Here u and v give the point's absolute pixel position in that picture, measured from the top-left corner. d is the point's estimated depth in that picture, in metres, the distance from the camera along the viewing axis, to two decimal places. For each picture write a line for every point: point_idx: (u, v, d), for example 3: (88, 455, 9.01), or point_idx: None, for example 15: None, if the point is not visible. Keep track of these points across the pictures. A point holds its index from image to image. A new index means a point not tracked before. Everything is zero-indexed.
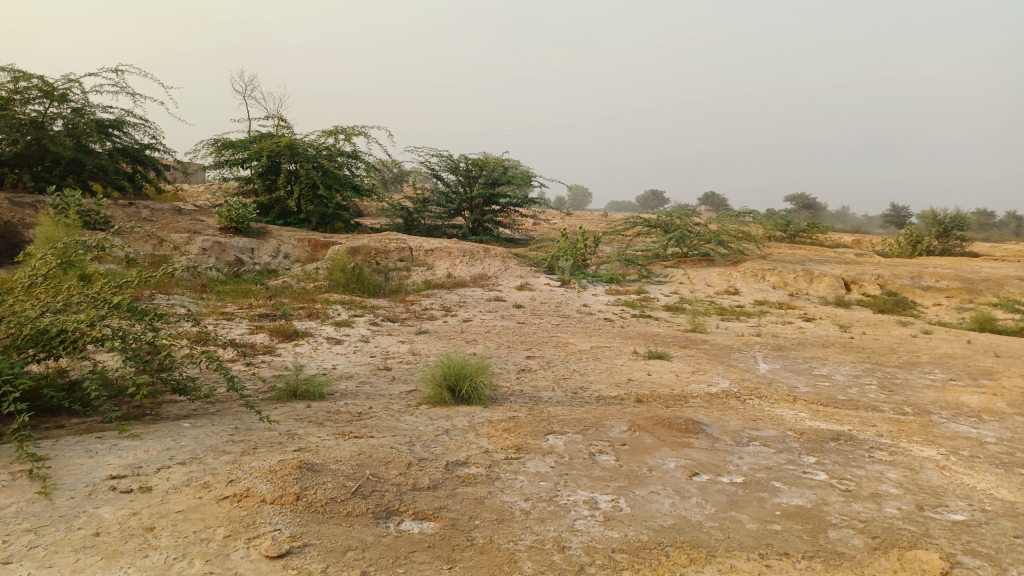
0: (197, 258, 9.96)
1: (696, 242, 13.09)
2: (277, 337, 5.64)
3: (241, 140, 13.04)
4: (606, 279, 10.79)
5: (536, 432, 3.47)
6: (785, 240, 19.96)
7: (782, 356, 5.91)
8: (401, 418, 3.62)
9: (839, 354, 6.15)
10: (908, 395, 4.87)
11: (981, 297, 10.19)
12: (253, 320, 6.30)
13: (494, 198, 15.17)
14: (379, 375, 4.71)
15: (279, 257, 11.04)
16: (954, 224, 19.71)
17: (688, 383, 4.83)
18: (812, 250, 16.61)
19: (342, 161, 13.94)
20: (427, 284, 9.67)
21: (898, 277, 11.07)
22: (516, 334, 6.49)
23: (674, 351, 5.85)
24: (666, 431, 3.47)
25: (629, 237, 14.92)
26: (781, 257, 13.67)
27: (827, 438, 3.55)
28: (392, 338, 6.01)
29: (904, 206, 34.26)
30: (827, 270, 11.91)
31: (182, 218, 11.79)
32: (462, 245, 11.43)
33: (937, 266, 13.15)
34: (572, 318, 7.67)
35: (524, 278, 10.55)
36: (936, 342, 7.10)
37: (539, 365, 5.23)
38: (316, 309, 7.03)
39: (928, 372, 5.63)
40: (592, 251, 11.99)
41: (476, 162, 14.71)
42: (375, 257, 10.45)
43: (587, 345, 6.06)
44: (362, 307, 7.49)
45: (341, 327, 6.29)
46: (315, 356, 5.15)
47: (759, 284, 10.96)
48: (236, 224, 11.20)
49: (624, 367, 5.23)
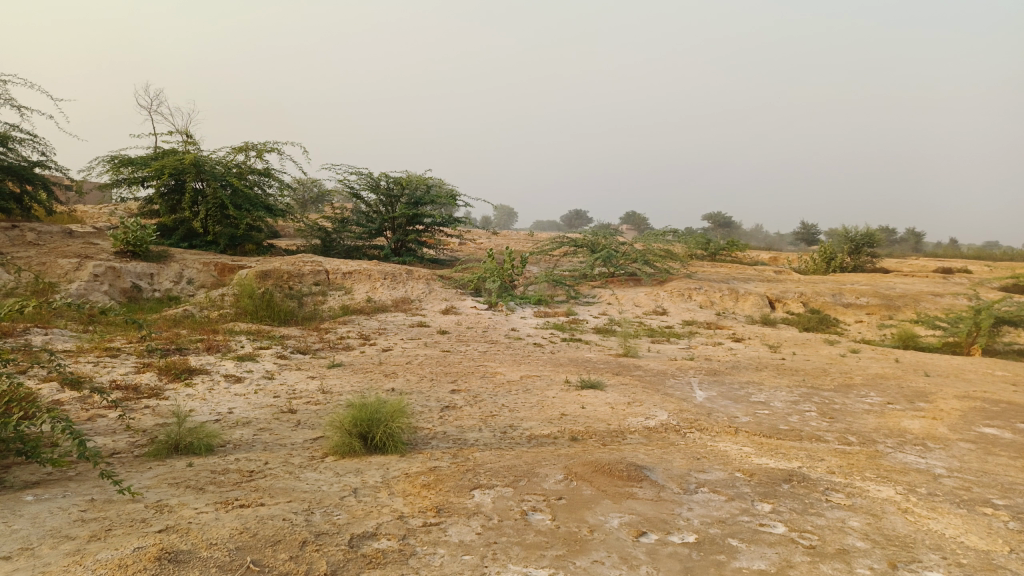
0: (87, 286, 9.07)
1: (622, 261, 12.94)
2: (167, 377, 5.00)
3: (141, 157, 12.14)
4: (534, 301, 10.46)
5: (459, 486, 3.01)
6: (706, 259, 20.20)
7: (717, 381, 5.65)
8: (301, 475, 3.11)
9: (774, 377, 5.95)
10: (850, 422, 4.66)
11: (900, 313, 10.36)
12: (142, 357, 5.61)
13: (416, 217, 14.66)
14: (281, 419, 4.16)
15: (182, 282, 10.23)
16: (864, 241, 20.34)
17: (624, 416, 4.48)
18: (734, 268, 16.79)
19: (254, 179, 13.19)
20: (344, 310, 9.08)
21: (820, 294, 11.16)
22: (439, 364, 6.03)
23: (607, 379, 5.51)
24: (607, 480, 3.07)
25: (556, 257, 14.67)
26: (706, 275, 13.68)
27: (780, 480, 3.23)
28: (301, 373, 5.45)
29: (813, 224, 35.56)
30: (752, 288, 11.93)
31: (73, 241, 10.80)
32: (382, 267, 10.89)
33: (854, 283, 13.41)
34: (499, 344, 7.25)
35: (449, 301, 10.08)
36: (866, 362, 7.03)
37: (464, 400, 4.78)
38: (216, 341, 6.37)
39: (864, 395, 5.48)
40: (519, 272, 11.65)
41: (398, 181, 14.20)
42: (287, 281, 9.84)
43: (516, 374, 5.65)
44: (269, 338, 6.86)
45: (242, 361, 5.68)
46: (209, 399, 4.56)
47: (686, 303, 10.84)
48: (134, 248, 10.33)
49: (556, 400, 4.84)
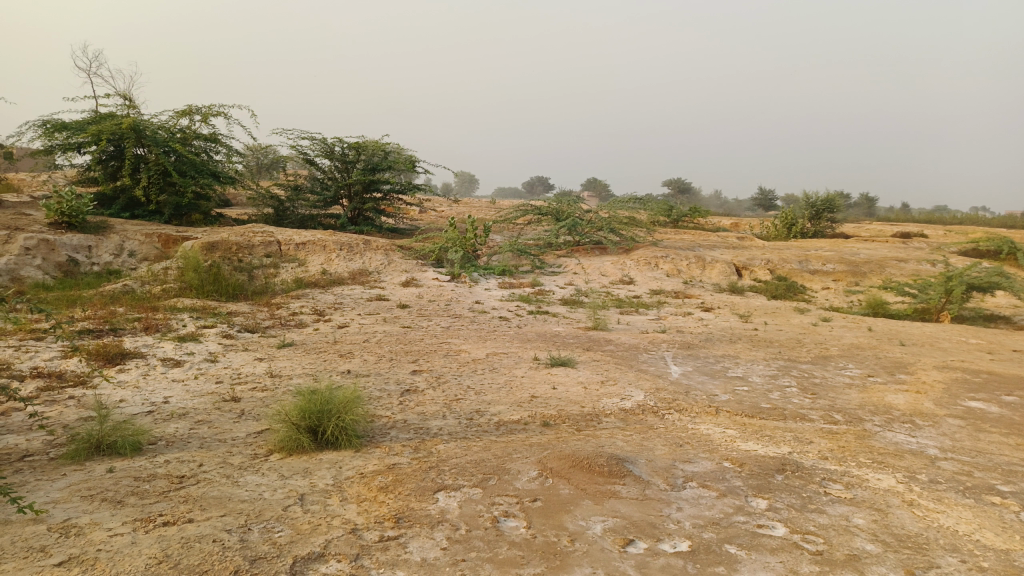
0: (17, 261, 8.40)
1: (587, 229, 12.64)
2: (97, 362, 4.53)
3: (75, 121, 11.33)
4: (498, 271, 10.09)
5: (421, 488, 2.67)
6: (668, 225, 20.08)
7: (692, 355, 5.39)
8: (240, 480, 2.73)
9: (749, 350, 5.73)
10: (833, 399, 4.44)
11: (866, 280, 10.28)
12: (70, 339, 5.11)
13: (374, 185, 14.12)
14: (222, 410, 3.77)
15: (123, 255, 9.61)
16: (825, 206, 20.39)
17: (598, 397, 4.17)
18: (698, 235, 16.64)
19: (199, 145, 12.49)
20: (298, 283, 8.60)
21: (787, 261, 11.03)
22: (399, 341, 5.66)
23: (578, 356, 5.20)
24: (586, 477, 2.76)
25: (519, 225, 14.30)
26: (672, 243, 13.47)
27: (772, 470, 2.96)
28: (247, 355, 5.02)
29: (771, 190, 35.79)
30: (718, 255, 11.75)
31: (2, 211, 10.04)
32: (338, 237, 10.40)
33: (818, 249, 13.35)
34: (462, 318, 6.90)
35: (410, 272, 9.66)
36: (839, 331, 6.87)
37: (426, 382, 4.43)
38: (156, 320, 5.88)
39: (843, 367, 5.28)
40: (482, 240, 11.26)
41: (353, 146, 13.59)
42: (236, 253, 9.31)
43: (482, 352, 5.31)
44: (215, 315, 6.39)
45: (183, 343, 5.23)
46: (142, 388, 4.12)
47: (653, 271, 10.61)
48: (69, 218, 9.66)
49: (525, 380, 4.51)
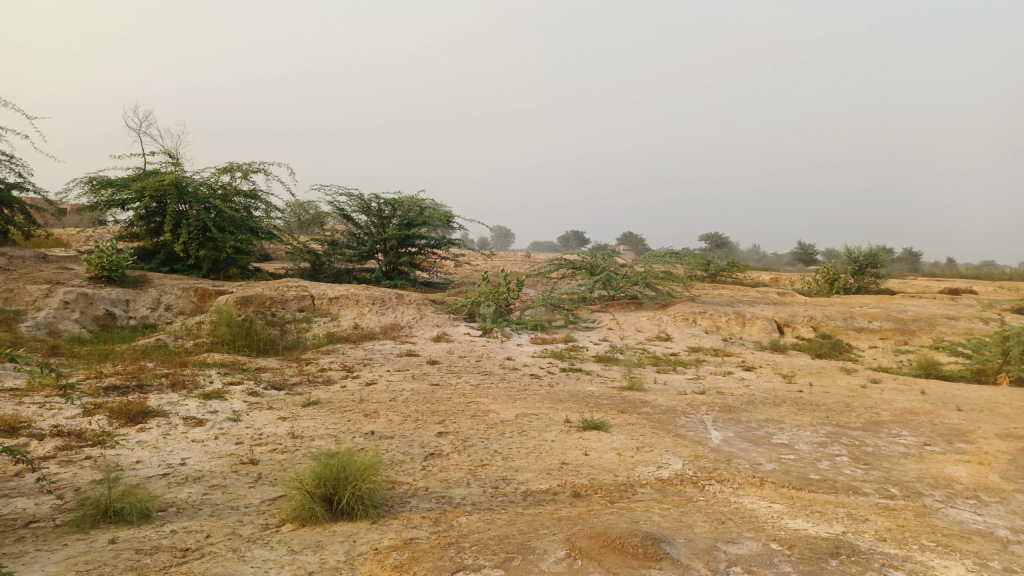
0: (56, 314, 8.50)
1: (623, 284, 12.45)
2: (118, 420, 4.45)
3: (120, 178, 11.66)
4: (531, 327, 9.92)
5: (438, 569, 2.46)
6: (706, 280, 19.77)
7: (733, 419, 5.11)
8: (246, 554, 2.55)
9: (794, 413, 5.42)
10: (887, 469, 4.12)
11: (915, 338, 9.85)
12: (96, 395, 5.05)
13: (409, 239, 14.18)
14: (239, 473, 3.62)
15: (159, 309, 9.70)
16: (868, 261, 19.88)
17: (633, 465, 3.92)
18: (736, 290, 16.30)
19: (239, 201, 12.73)
20: (329, 338, 8.54)
21: (830, 318, 10.65)
22: (426, 400, 5.49)
23: (612, 419, 4.96)
24: (618, 560, 2.53)
25: (553, 280, 14.18)
26: (710, 298, 13.17)
27: (825, 554, 2.69)
28: (271, 414, 4.90)
29: (810, 244, 35.25)
30: (758, 311, 11.42)
31: (46, 266, 10.26)
32: (371, 292, 10.37)
33: (862, 305, 12.92)
34: (492, 376, 6.71)
35: (442, 328, 9.55)
36: (889, 393, 6.50)
37: (451, 445, 4.23)
38: (183, 376, 5.82)
39: (896, 434, 4.94)
40: (515, 295, 11.13)
41: (389, 202, 13.72)
42: (269, 308, 9.33)
43: (512, 413, 5.11)
44: (243, 371, 6.32)
45: (208, 400, 5.14)
46: (160, 448, 4.01)
47: (691, 328, 10.33)
48: (109, 273, 9.82)
49: (556, 444, 4.29)
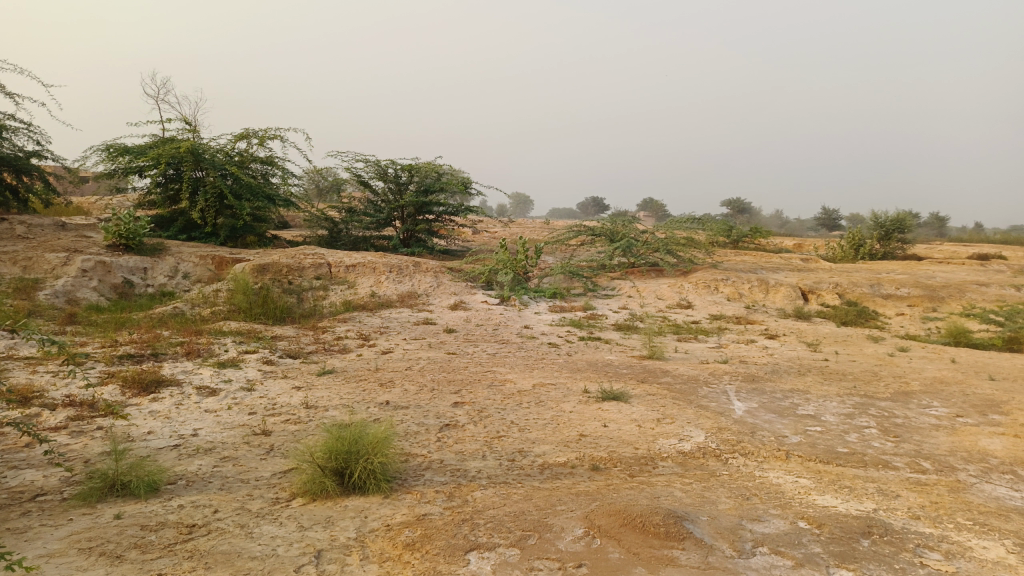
0: (75, 282, 8.51)
1: (643, 251, 12.24)
2: (132, 390, 4.40)
3: (136, 145, 11.60)
4: (549, 295, 9.79)
5: (451, 547, 2.37)
6: (728, 246, 19.47)
7: (757, 390, 4.97)
8: (254, 531, 2.48)
9: (820, 383, 5.26)
10: (919, 442, 3.96)
11: (944, 305, 9.58)
12: (111, 364, 5.02)
13: (426, 206, 14.04)
14: (250, 445, 3.56)
15: (177, 277, 9.68)
16: (895, 226, 19.42)
17: (653, 437, 3.81)
18: (759, 256, 16.01)
19: (255, 168, 12.64)
20: (346, 306, 8.47)
21: (857, 284, 10.39)
22: (442, 370, 5.39)
23: (632, 389, 4.84)
24: (637, 539, 2.42)
25: (572, 247, 13.99)
26: (732, 265, 12.93)
27: (856, 534, 2.56)
28: (285, 383, 4.83)
29: (834, 209, 34.63)
30: (782, 278, 11.18)
31: (65, 234, 10.27)
32: (388, 259, 10.28)
33: (889, 271, 12.61)
34: (510, 345, 6.61)
35: (459, 295, 9.45)
36: (918, 362, 6.30)
37: (467, 416, 4.14)
38: (198, 345, 5.78)
39: (927, 405, 4.77)
40: (533, 262, 10.98)
41: (406, 168, 13.55)
42: (286, 275, 9.27)
43: (529, 383, 5.00)
44: (258, 340, 6.27)
45: (222, 369, 5.09)
46: (173, 419, 3.96)
47: (713, 295, 10.13)
48: (127, 241, 9.80)
49: (574, 416, 4.18)
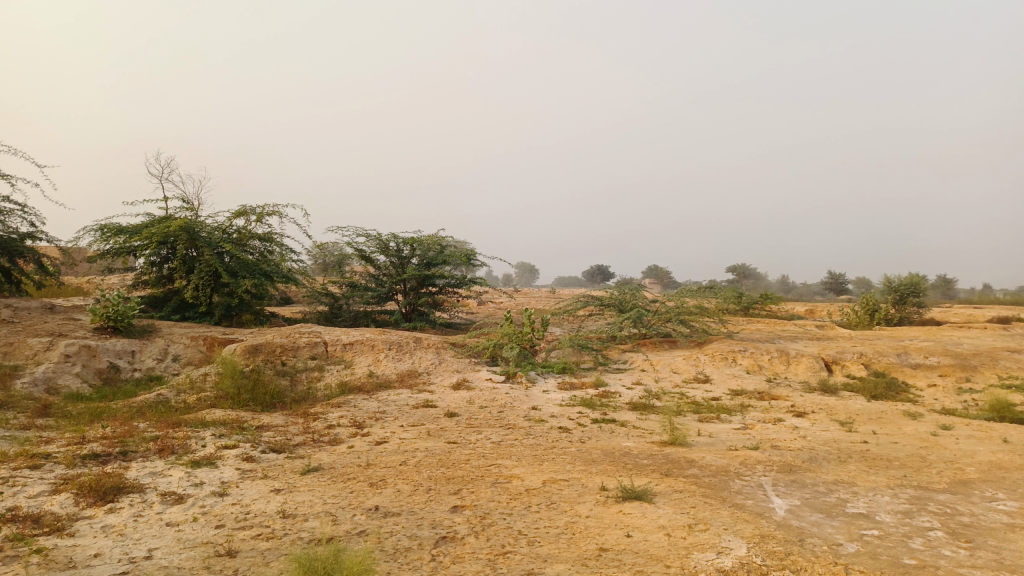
0: (56, 368, 8.04)
1: (654, 321, 11.77)
2: (87, 498, 3.87)
3: (132, 224, 11.36)
4: (558, 370, 9.27)
5: None
6: (738, 313, 19.03)
7: (797, 483, 4.40)
8: None
9: (866, 473, 4.69)
10: (997, 550, 3.36)
11: (978, 374, 8.98)
12: (72, 466, 4.49)
13: (428, 279, 13.68)
14: (210, 572, 3.00)
15: (166, 359, 9.22)
16: (909, 290, 18.98)
17: (686, 551, 3.24)
18: (773, 324, 15.51)
19: (253, 245, 12.36)
20: (341, 388, 7.97)
21: (882, 354, 9.84)
22: (441, 463, 4.84)
23: (655, 485, 4.28)
24: None
25: (580, 318, 13.53)
26: (747, 334, 12.41)
27: None
28: (264, 485, 4.29)
29: (841, 273, 34.38)
30: (802, 348, 10.63)
31: (53, 317, 9.89)
32: (388, 336, 9.82)
33: (912, 338, 12.07)
34: (516, 430, 6.05)
35: (462, 373, 8.93)
36: (967, 443, 5.69)
37: (467, 526, 3.58)
38: (174, 440, 5.26)
39: (992, 498, 4.17)
40: (541, 335, 10.48)
41: (408, 241, 13.33)
42: (280, 356, 8.82)
43: (538, 479, 4.44)
44: (242, 431, 5.75)
45: (197, 469, 4.56)
46: (126, 537, 3.41)
47: (731, 368, 9.59)
48: (115, 323, 9.40)
49: (592, 523, 3.61)
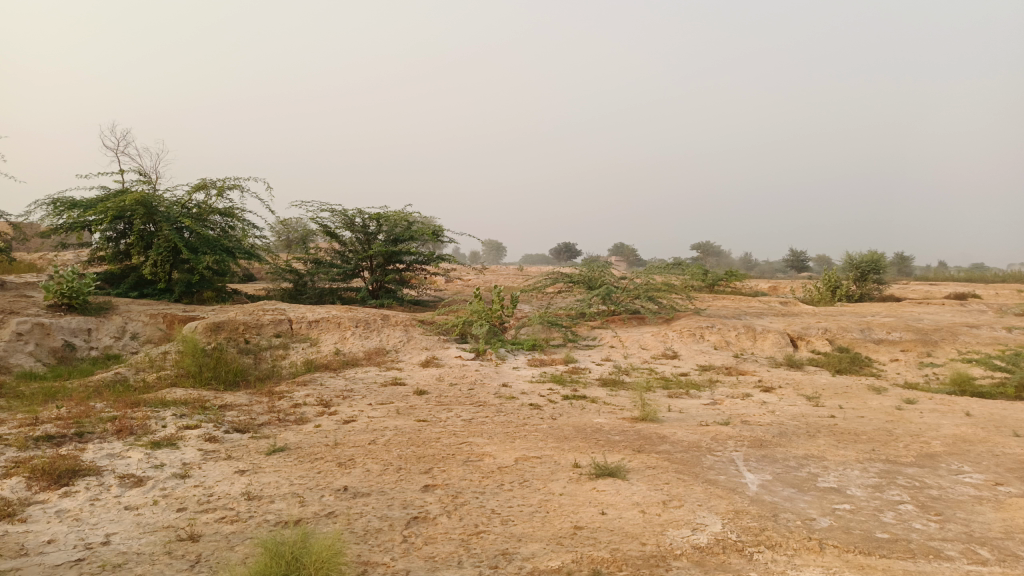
0: (8, 347, 7.72)
1: (623, 298, 11.78)
2: (40, 482, 3.69)
3: (86, 198, 10.95)
4: (527, 347, 9.22)
5: None
6: (704, 289, 19.20)
7: (768, 457, 4.40)
8: None
9: (835, 447, 4.72)
10: (966, 522, 3.39)
11: (939, 349, 9.17)
12: (25, 449, 4.30)
13: (395, 256, 13.48)
14: (172, 557, 2.87)
15: (124, 338, 8.94)
16: (870, 266, 19.33)
17: (662, 528, 3.20)
18: (740, 300, 15.66)
19: (214, 220, 12.02)
20: (307, 366, 7.81)
21: (846, 330, 9.97)
22: (411, 442, 4.75)
23: (628, 461, 4.24)
24: None
25: (549, 295, 13.48)
26: (715, 311, 12.50)
27: None
28: (227, 466, 4.15)
29: (803, 251, 34.91)
30: (769, 324, 10.73)
31: (3, 294, 9.50)
32: (354, 313, 9.65)
33: (875, 314, 12.27)
34: (487, 407, 5.98)
35: (431, 351, 8.82)
36: (931, 417, 5.78)
37: (439, 506, 3.50)
38: (134, 420, 5.08)
39: (959, 472, 4.22)
40: (510, 312, 10.40)
41: (374, 217, 13.08)
42: (243, 334, 8.61)
43: (510, 457, 4.38)
44: (204, 410, 5.58)
45: (157, 451, 4.40)
46: (81, 522, 3.26)
47: (699, 344, 9.64)
48: (69, 300, 9.07)
49: (566, 501, 3.56)
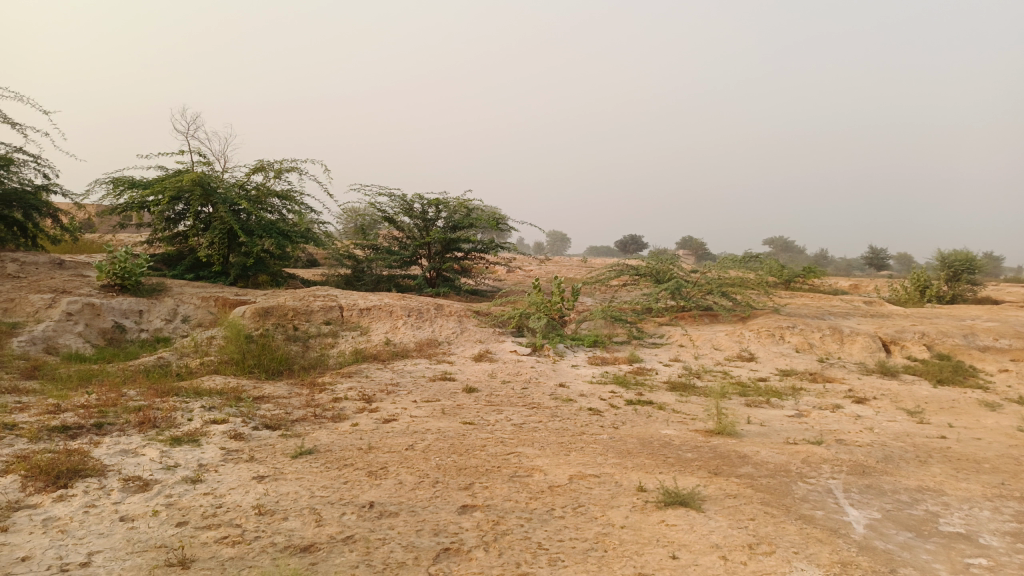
0: (57, 327, 7.57)
1: (694, 293, 11.00)
2: (37, 482, 3.31)
3: (145, 178, 10.87)
4: (588, 343, 8.60)
5: None
6: (779, 286, 18.09)
7: (874, 489, 3.68)
8: None
9: (956, 478, 3.95)
10: None
11: None
12: (36, 440, 3.95)
13: (455, 243, 13.02)
14: None
15: (175, 321, 8.74)
16: (964, 266, 17.80)
17: None
18: (820, 299, 14.59)
19: (271, 203, 11.81)
20: (355, 356, 7.40)
21: (946, 335, 8.94)
22: (454, 450, 4.22)
23: (703, 487, 3.59)
24: None
25: (614, 289, 12.79)
26: (794, 309, 11.58)
27: None
28: (245, 471, 3.70)
29: (883, 248, 32.95)
30: (856, 326, 9.77)
31: (60, 273, 9.44)
32: (407, 301, 9.23)
33: (975, 318, 11.10)
34: (542, 411, 5.41)
35: (485, 343, 8.30)
36: None
37: (476, 536, 2.94)
38: (158, 412, 4.70)
39: None
40: (571, 305, 9.78)
41: (433, 202, 12.63)
42: (292, 320, 8.28)
43: (564, 474, 3.78)
44: (237, 402, 5.19)
45: (174, 449, 3.99)
46: (65, 536, 2.82)
47: (778, 346, 8.82)
48: (122, 281, 8.93)
49: (628, 537, 2.94)
